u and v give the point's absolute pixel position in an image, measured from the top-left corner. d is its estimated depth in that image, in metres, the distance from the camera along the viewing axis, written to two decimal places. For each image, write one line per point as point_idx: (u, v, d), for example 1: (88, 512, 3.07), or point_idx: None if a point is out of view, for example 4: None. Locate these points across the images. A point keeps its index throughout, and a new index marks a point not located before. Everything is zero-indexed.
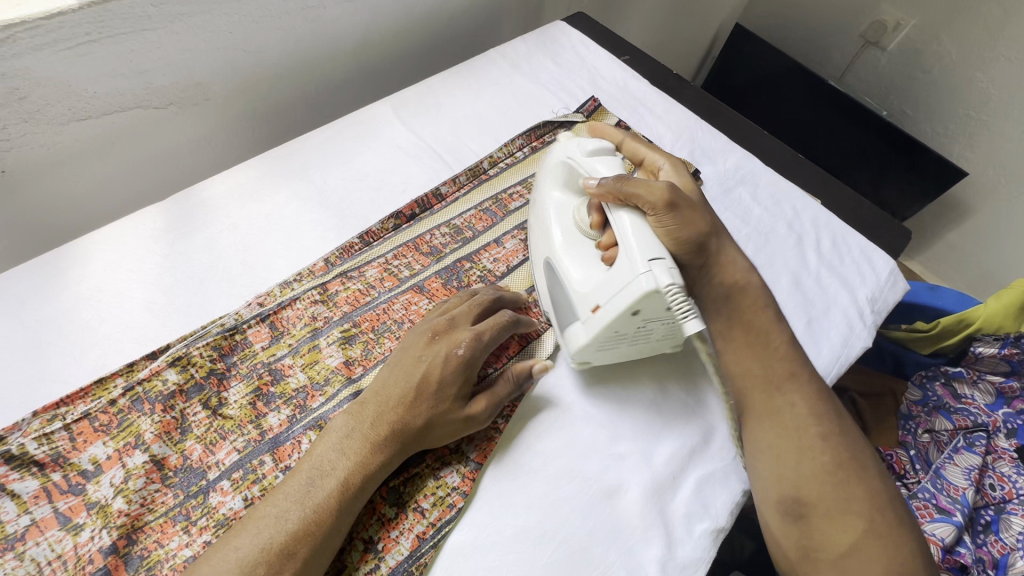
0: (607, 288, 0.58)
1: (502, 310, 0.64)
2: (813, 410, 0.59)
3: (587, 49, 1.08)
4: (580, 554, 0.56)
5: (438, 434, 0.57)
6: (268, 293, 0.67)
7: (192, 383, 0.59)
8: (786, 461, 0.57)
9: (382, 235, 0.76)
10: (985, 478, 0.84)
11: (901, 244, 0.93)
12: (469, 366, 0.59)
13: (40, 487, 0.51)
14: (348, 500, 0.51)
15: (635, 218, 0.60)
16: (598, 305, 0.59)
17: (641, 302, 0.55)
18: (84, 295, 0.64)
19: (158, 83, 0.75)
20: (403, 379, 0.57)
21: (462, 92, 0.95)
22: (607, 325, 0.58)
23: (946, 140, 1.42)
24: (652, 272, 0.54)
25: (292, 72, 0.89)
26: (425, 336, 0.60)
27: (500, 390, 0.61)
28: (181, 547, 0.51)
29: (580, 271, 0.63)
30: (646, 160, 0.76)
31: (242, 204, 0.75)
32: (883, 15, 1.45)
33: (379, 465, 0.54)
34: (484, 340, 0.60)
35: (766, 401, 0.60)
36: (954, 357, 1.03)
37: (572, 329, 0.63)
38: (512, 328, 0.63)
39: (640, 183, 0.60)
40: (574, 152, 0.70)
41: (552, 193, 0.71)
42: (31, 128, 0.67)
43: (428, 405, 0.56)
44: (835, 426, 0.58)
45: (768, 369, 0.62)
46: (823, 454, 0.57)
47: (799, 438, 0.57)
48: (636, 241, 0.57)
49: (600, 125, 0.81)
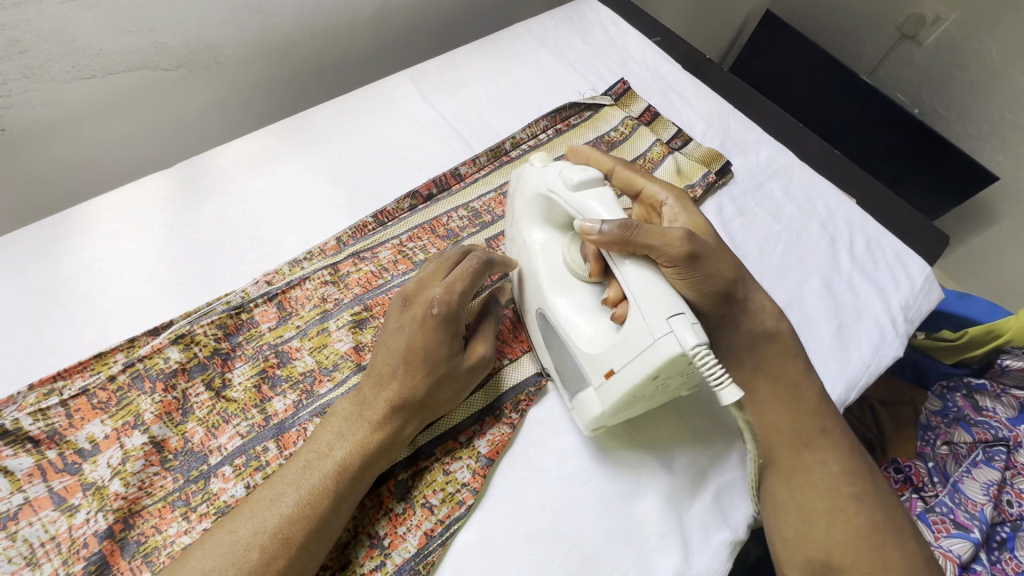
0: (622, 352, 0.52)
1: (469, 255, 0.59)
2: (845, 468, 0.59)
3: (617, 28, 1.03)
4: (592, 559, 0.54)
5: (440, 398, 0.55)
6: (276, 271, 0.64)
7: (195, 362, 0.57)
8: (815, 523, 0.56)
9: (397, 215, 0.72)
10: (1002, 494, 0.82)
11: (936, 251, 0.89)
12: (449, 320, 0.55)
13: (34, 465, 0.49)
14: (346, 481, 0.49)
15: (644, 269, 0.53)
16: (612, 370, 0.53)
17: (663, 367, 0.48)
18: (85, 264, 0.61)
19: (167, 43, 0.71)
20: (390, 353, 0.54)
21: (485, 68, 0.90)
22: (626, 393, 0.52)
23: (978, 142, 1.37)
24: (673, 332, 0.48)
25: (308, 39, 0.85)
26: (397, 312, 0.56)
27: (484, 331, 0.60)
28: (179, 534, 0.49)
29: (590, 330, 0.57)
30: (644, 191, 0.68)
31: (253, 174, 0.71)
32: (922, 8, 1.37)
33: (379, 446, 0.51)
34: (457, 292, 0.56)
35: (794, 458, 0.60)
36: (979, 368, 0.99)
37: (585, 394, 0.57)
38: (485, 270, 0.59)
39: (653, 233, 0.53)
40: (555, 183, 0.60)
41: (532, 232, 0.65)
42: (32, 84, 0.64)
43: (422, 375, 0.53)
44: (866, 487, 0.58)
45: (798, 426, 0.61)
46: (855, 517, 0.56)
47: (830, 500, 0.57)
48: (648, 296, 0.50)
49: (581, 150, 0.70)
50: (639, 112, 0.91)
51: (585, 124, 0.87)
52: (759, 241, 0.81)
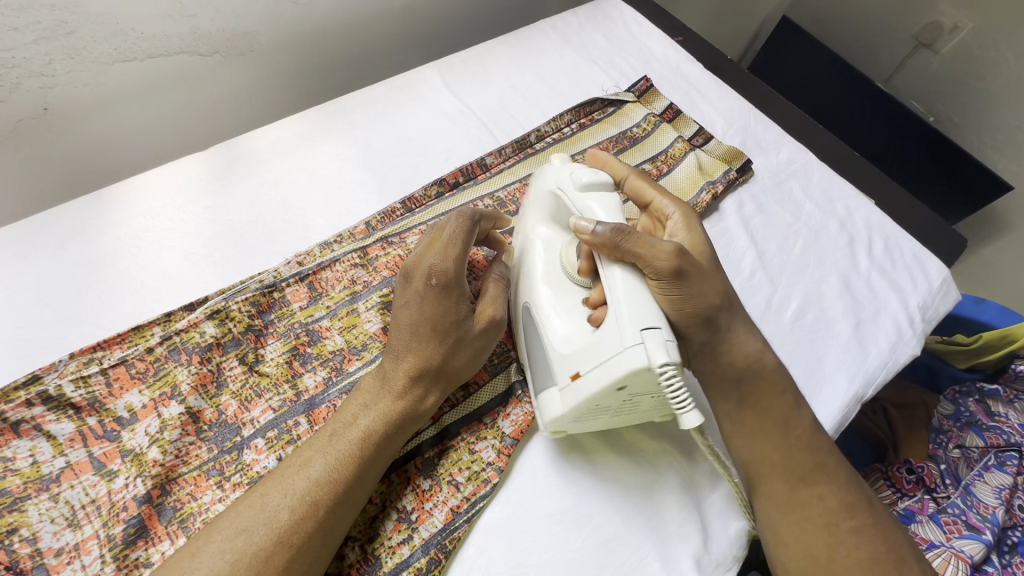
0: (591, 355, 0.51)
1: (453, 216, 0.57)
2: (843, 502, 0.56)
3: (640, 27, 1.04)
4: (615, 540, 0.55)
5: (457, 365, 0.55)
6: (308, 253, 0.65)
7: (229, 337, 0.58)
8: (816, 559, 0.54)
9: (424, 202, 0.73)
10: (1014, 499, 0.81)
11: (954, 252, 0.90)
12: (450, 287, 0.54)
13: (75, 430, 0.50)
14: (371, 451, 0.50)
15: (630, 277, 0.53)
16: (577, 373, 0.52)
17: (626, 378, 0.49)
18: (123, 240, 0.63)
19: (205, 29, 0.72)
20: (400, 329, 0.55)
21: (510, 62, 0.92)
22: (589, 397, 0.51)
23: (993, 152, 1.37)
24: (644, 344, 0.48)
25: (338, 30, 0.87)
26: (402, 287, 0.56)
27: (492, 292, 0.60)
28: (214, 502, 0.50)
29: (565, 327, 0.56)
30: (653, 203, 0.67)
31: (285, 158, 0.73)
32: (940, 16, 1.37)
33: (404, 416, 0.53)
34: (451, 258, 0.55)
35: (791, 493, 0.56)
36: (992, 373, 0.98)
37: (548, 395, 0.56)
38: (476, 228, 0.57)
39: (645, 244, 0.52)
40: (566, 183, 0.61)
41: (537, 228, 0.64)
42: (76, 65, 0.65)
43: (435, 345, 0.54)
44: (866, 519, 0.56)
45: (790, 461, 0.57)
46: (857, 550, 0.55)
47: (831, 535, 0.55)
48: (629, 304, 0.50)
49: (600, 156, 0.70)
50: (662, 109, 0.92)
51: (608, 119, 0.88)
52: (779, 240, 0.82)
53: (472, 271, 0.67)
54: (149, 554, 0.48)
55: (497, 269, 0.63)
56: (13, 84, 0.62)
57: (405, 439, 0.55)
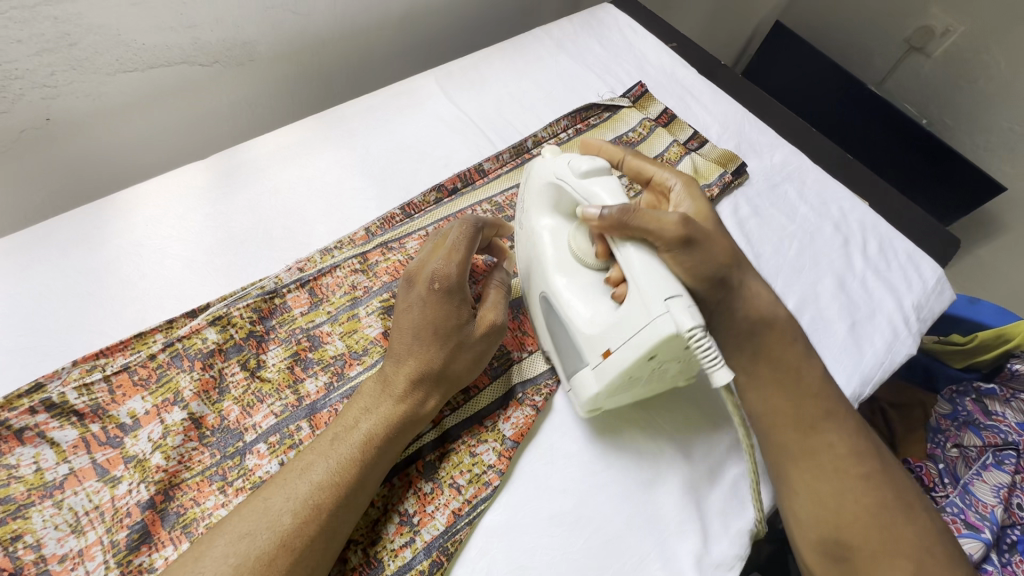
0: (619, 332, 0.52)
1: (456, 223, 0.58)
2: (853, 448, 0.58)
3: (634, 33, 1.05)
4: (615, 542, 0.55)
5: (458, 370, 0.56)
6: (308, 259, 0.66)
7: (231, 343, 0.58)
8: (827, 503, 0.56)
9: (423, 208, 0.74)
10: (1014, 497, 0.81)
11: (948, 253, 0.91)
12: (453, 292, 0.55)
13: (79, 437, 0.51)
14: (372, 454, 0.50)
15: (644, 254, 0.53)
16: (609, 350, 0.53)
17: (659, 346, 0.49)
18: (125, 248, 0.64)
19: (205, 39, 0.73)
20: (403, 332, 0.55)
21: (506, 69, 0.93)
22: (622, 371, 0.52)
23: (986, 153, 1.39)
24: (670, 313, 0.48)
25: (337, 38, 0.88)
26: (404, 292, 0.57)
27: (493, 297, 0.60)
28: (217, 507, 0.51)
29: (588, 309, 0.57)
30: (653, 178, 0.68)
31: (285, 166, 0.74)
32: (931, 21, 1.39)
33: (405, 420, 0.53)
34: (454, 264, 0.55)
35: (801, 442, 0.59)
36: (988, 373, 0.99)
37: (581, 375, 0.57)
38: (479, 234, 0.58)
39: (651, 218, 0.53)
40: (564, 171, 0.61)
41: (541, 219, 0.64)
42: (78, 76, 0.66)
43: (437, 349, 0.54)
44: (876, 465, 0.57)
45: (799, 411, 0.60)
46: (866, 494, 0.56)
47: (841, 480, 0.56)
48: (648, 279, 0.51)
49: (592, 141, 0.71)
50: (657, 114, 0.93)
51: (604, 124, 0.89)
52: (774, 241, 0.83)
53: (472, 276, 0.68)
54: (153, 559, 0.48)
55: (498, 275, 0.63)
56: (16, 95, 0.63)
57: (406, 443, 0.55)
